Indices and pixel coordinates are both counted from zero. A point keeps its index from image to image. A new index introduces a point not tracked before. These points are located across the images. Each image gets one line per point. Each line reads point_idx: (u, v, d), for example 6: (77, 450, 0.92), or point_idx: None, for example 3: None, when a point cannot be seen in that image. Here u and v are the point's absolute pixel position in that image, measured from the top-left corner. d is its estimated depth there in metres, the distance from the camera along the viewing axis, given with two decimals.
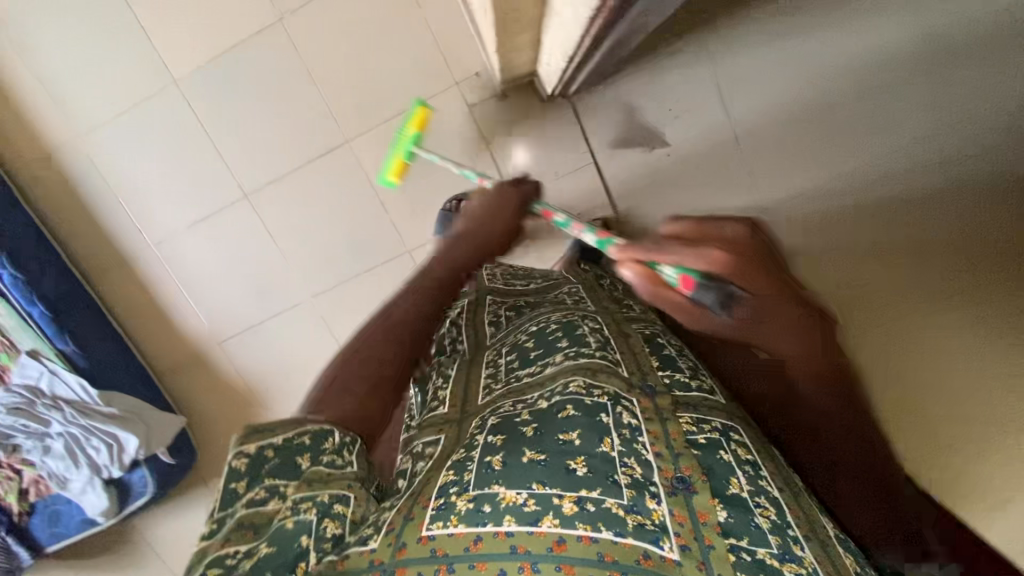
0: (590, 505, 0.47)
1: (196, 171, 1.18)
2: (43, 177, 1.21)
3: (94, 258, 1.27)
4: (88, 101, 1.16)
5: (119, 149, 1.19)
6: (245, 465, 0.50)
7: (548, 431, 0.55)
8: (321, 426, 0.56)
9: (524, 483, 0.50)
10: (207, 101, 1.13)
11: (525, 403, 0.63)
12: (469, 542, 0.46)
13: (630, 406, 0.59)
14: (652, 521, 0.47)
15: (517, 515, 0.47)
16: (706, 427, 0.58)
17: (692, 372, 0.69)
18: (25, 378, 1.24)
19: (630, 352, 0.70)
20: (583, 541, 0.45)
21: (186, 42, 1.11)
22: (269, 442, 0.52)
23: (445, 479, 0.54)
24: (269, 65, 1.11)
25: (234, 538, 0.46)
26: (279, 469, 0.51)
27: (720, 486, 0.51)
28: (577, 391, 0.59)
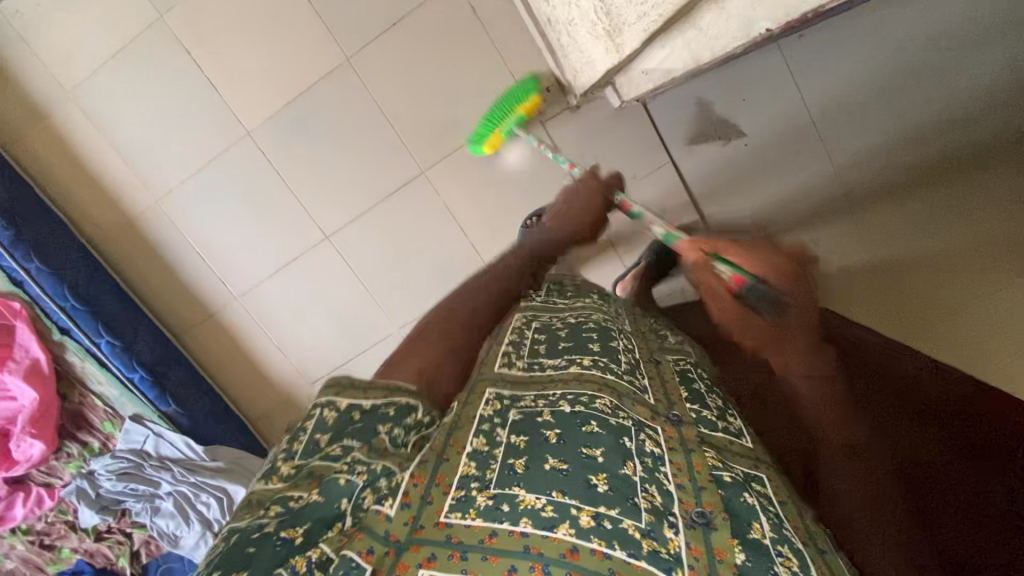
0: (607, 522, 0.47)
1: (276, 218, 1.20)
2: (124, 244, 1.23)
3: (180, 317, 1.28)
4: (165, 164, 1.18)
5: (197, 207, 1.21)
6: (332, 418, 0.54)
7: (572, 436, 0.55)
8: (410, 399, 0.58)
9: (544, 489, 0.50)
10: (282, 151, 1.16)
11: (547, 401, 0.61)
12: (485, 535, 0.46)
13: (653, 435, 0.59)
14: (668, 550, 0.47)
15: (534, 518, 0.47)
16: (734, 471, 0.59)
17: (719, 412, 0.70)
18: (128, 443, 1.23)
19: (659, 380, 0.72)
20: (597, 555, 0.45)
21: (257, 95, 1.13)
22: (357, 404, 0.55)
23: (465, 469, 0.52)
24: (341, 108, 1.13)
25: (302, 483, 0.48)
26: (357, 427, 0.53)
27: (741, 531, 0.51)
28: (602, 408, 0.58)
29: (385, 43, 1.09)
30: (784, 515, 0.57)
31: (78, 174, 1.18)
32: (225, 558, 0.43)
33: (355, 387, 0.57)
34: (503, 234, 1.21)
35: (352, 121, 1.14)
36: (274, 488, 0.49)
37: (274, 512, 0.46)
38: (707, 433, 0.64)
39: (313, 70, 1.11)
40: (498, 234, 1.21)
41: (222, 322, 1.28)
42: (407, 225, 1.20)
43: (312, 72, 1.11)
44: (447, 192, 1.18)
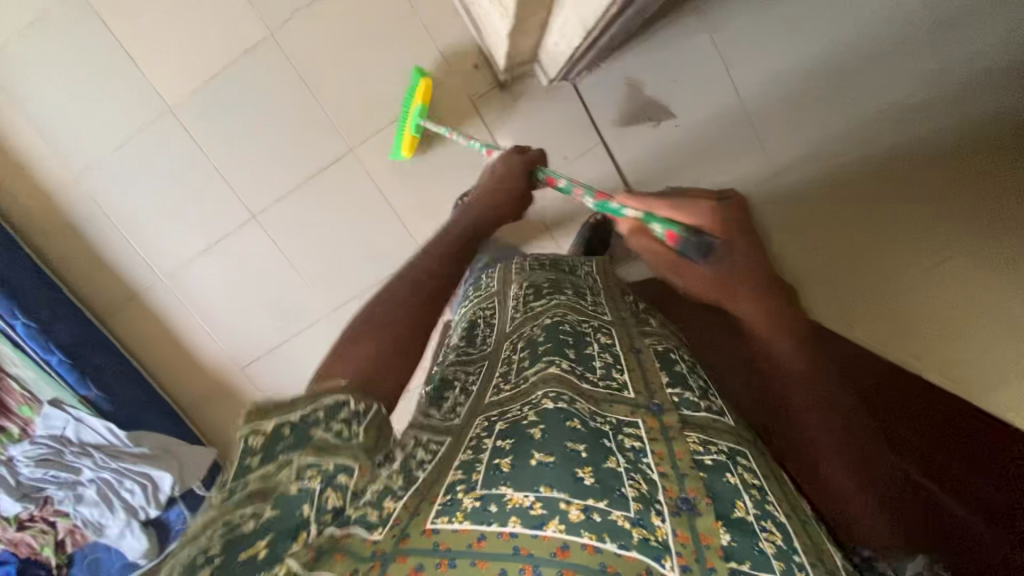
0: (596, 515, 0.42)
1: (201, 195, 1.17)
2: (43, 220, 1.19)
3: (103, 297, 1.24)
4: (84, 139, 1.14)
5: (118, 183, 1.17)
6: (262, 443, 0.44)
7: (554, 432, 0.48)
8: (337, 397, 0.47)
9: (531, 485, 0.44)
10: (204, 127, 1.13)
11: (530, 403, 0.54)
12: (472, 539, 0.40)
13: (633, 432, 0.53)
14: (657, 537, 0.43)
15: (523, 516, 0.41)
16: (714, 448, 0.54)
17: (701, 392, 0.64)
18: (48, 430, 1.18)
19: (640, 370, 0.65)
20: (588, 549, 0.40)
21: (177, 65, 1.09)
22: (288, 418, 0.45)
23: (452, 477, 0.47)
24: (264, 82, 1.10)
25: (240, 501, 0.41)
26: (292, 441, 0.44)
27: (725, 510, 0.47)
28: (582, 407, 0.53)
29: (307, 15, 1.07)
30: (770, 492, 0.52)
31: None
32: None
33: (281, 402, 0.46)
34: (436, 214, 1.19)
35: (277, 95, 1.11)
36: (216, 506, 0.41)
37: (218, 533, 0.39)
38: (689, 415, 0.58)
39: (235, 44, 1.08)
40: (430, 214, 1.19)
41: (150, 304, 1.25)
42: (336, 204, 1.18)
43: (234, 46, 1.08)
44: (377, 171, 1.16)
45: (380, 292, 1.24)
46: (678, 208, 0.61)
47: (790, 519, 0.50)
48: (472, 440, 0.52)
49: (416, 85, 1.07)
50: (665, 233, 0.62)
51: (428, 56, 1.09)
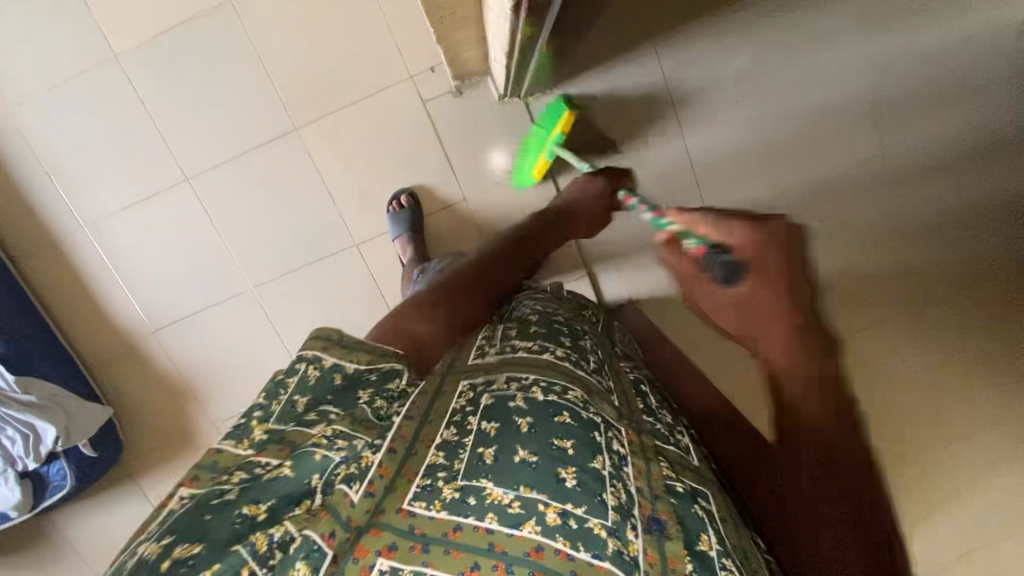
0: (572, 522, 0.47)
1: (136, 150, 1.15)
2: None
3: (18, 236, 1.20)
4: (24, 72, 1.11)
5: (51, 124, 1.14)
6: (314, 381, 0.53)
7: (541, 427, 0.53)
8: (393, 363, 0.56)
9: (512, 483, 0.48)
10: (149, 80, 1.11)
11: (520, 384, 0.58)
12: (449, 529, 0.45)
13: (618, 436, 0.58)
14: (630, 552, 0.48)
15: (499, 513, 0.46)
16: (683, 479, 0.59)
17: (670, 427, 0.68)
18: None
19: (621, 388, 0.69)
20: (560, 555, 0.45)
21: (130, 16, 1.08)
22: (341, 366, 0.54)
23: (434, 459, 0.50)
24: (216, 46, 1.09)
25: (270, 450, 0.47)
26: (338, 391, 0.53)
27: (690, 541, 0.53)
28: (574, 400, 0.58)
29: None
30: (725, 531, 0.57)
31: None
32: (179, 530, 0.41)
33: (338, 347, 0.55)
34: (374, 207, 1.19)
35: (227, 62, 1.10)
36: (240, 453, 0.48)
37: (239, 477, 0.45)
38: (663, 448, 0.62)
39: (191, 4, 1.07)
40: (369, 206, 1.18)
41: (68, 250, 1.20)
42: (273, 179, 1.16)
43: (191, 6, 1.07)
44: (319, 154, 1.15)
45: (307, 274, 1.23)
46: (713, 225, 0.61)
47: (741, 554, 0.55)
48: (455, 417, 0.55)
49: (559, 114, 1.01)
50: (695, 246, 0.63)
51: (386, 50, 1.10)
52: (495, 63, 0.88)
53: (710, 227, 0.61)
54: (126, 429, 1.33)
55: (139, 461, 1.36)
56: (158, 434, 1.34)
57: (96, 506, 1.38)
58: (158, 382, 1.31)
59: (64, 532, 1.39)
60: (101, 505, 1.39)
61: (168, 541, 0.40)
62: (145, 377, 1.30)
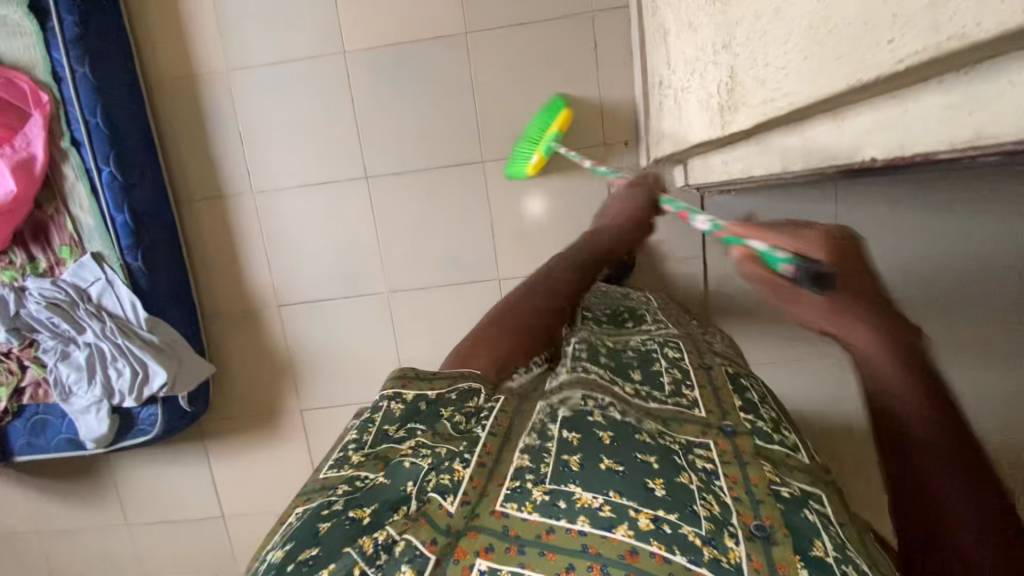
0: (665, 526, 0.46)
1: (329, 138, 1.20)
2: (173, 94, 1.20)
3: (189, 183, 1.24)
4: (255, 43, 1.17)
5: (260, 94, 1.19)
6: (400, 410, 0.62)
7: (623, 442, 0.54)
8: (470, 386, 0.66)
9: (600, 489, 0.49)
10: (367, 82, 1.17)
11: (596, 402, 0.60)
12: (542, 530, 0.45)
13: (703, 452, 0.59)
14: (728, 560, 0.45)
15: (591, 516, 0.46)
16: (789, 486, 0.57)
17: (774, 424, 0.68)
18: (75, 278, 1.18)
19: (711, 392, 0.70)
20: (656, 558, 0.44)
21: (368, 22, 1.15)
22: (423, 396, 0.64)
23: (520, 462, 0.52)
24: (437, 69, 1.16)
25: (367, 467, 0.55)
26: (422, 414, 0.62)
27: (803, 546, 0.49)
28: (653, 430, 0.59)
29: (501, 34, 1.14)
30: (844, 536, 0.54)
31: (165, 9, 1.16)
32: (299, 533, 0.46)
33: (420, 377, 0.67)
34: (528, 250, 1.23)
35: (443, 86, 1.17)
36: (345, 472, 0.54)
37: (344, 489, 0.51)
38: (760, 446, 0.62)
39: (428, 28, 1.14)
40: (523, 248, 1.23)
41: (233, 210, 1.25)
42: (445, 199, 1.21)
43: (430, 30, 1.14)
44: (495, 189, 1.20)
45: (441, 294, 1.26)
46: (791, 234, 0.60)
47: (869, 568, 0.51)
48: (535, 426, 0.57)
49: (559, 110, 1.11)
50: (782, 262, 0.57)
51: (587, 115, 1.16)
52: (715, 166, 0.94)
53: (786, 236, 0.60)
54: (217, 391, 1.33)
55: (213, 426, 1.36)
56: (244, 403, 1.34)
57: (158, 456, 1.37)
58: (262, 355, 1.31)
59: (117, 473, 1.38)
60: (162, 456, 1.38)
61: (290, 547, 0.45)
62: (253, 347, 1.31)
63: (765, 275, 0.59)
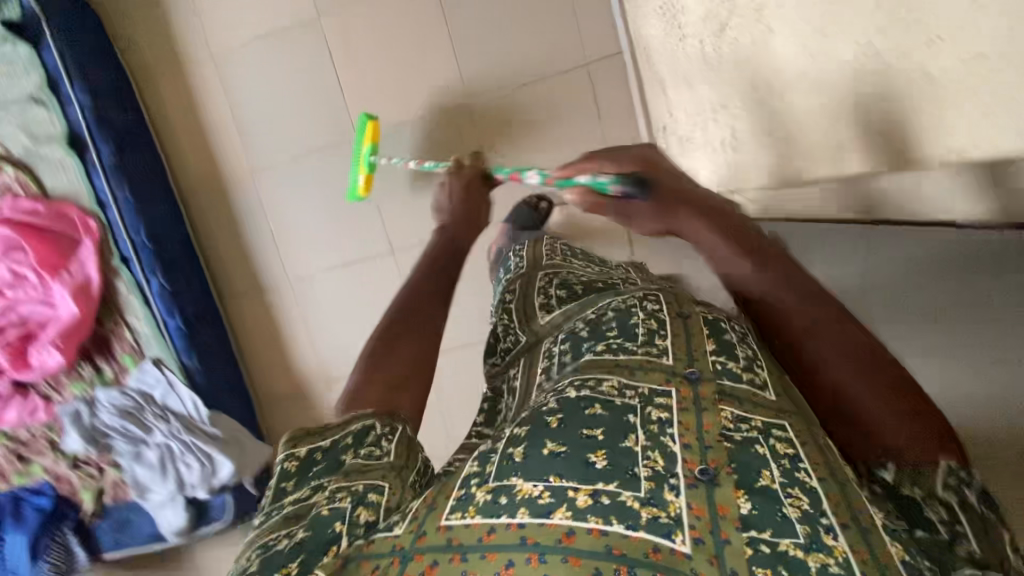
0: (603, 498, 0.43)
1: (351, 219, 1.26)
2: (207, 202, 1.29)
3: (231, 283, 1.33)
4: (272, 142, 1.24)
5: (284, 190, 1.26)
6: (295, 467, 0.49)
7: (571, 420, 0.51)
8: (365, 423, 0.53)
9: (540, 475, 0.46)
10: (381, 163, 1.23)
11: (559, 392, 0.56)
12: (481, 534, 0.42)
13: (661, 403, 0.52)
14: (668, 513, 0.42)
15: (530, 507, 0.43)
16: (748, 424, 0.51)
17: (749, 359, 0.58)
18: (141, 384, 1.27)
19: (684, 335, 0.61)
20: (592, 534, 0.41)
21: (375, 108, 1.21)
22: (316, 445, 0.51)
23: (468, 470, 0.49)
24: (446, 142, 1.20)
25: (278, 526, 0.45)
26: (322, 466, 0.49)
27: (748, 481, 0.45)
28: (608, 391, 0.54)
29: (501, 100, 1.18)
30: (807, 458, 0.48)
31: (191, 128, 1.26)
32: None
33: (311, 433, 0.52)
34: None
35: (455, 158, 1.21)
36: (254, 539, 0.45)
37: (252, 555, 0.43)
38: (728, 387, 0.54)
39: (433, 105, 1.19)
40: None
41: (272, 298, 1.32)
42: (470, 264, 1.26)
43: (434, 104, 1.19)
44: None
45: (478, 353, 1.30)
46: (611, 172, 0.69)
47: (822, 484, 0.46)
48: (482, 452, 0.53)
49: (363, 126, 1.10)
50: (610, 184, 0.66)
51: None
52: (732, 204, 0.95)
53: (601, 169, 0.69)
54: None
55: None
56: None
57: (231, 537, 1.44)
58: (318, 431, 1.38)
59: (197, 556, 1.46)
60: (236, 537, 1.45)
61: None
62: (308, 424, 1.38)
63: (598, 202, 0.66)
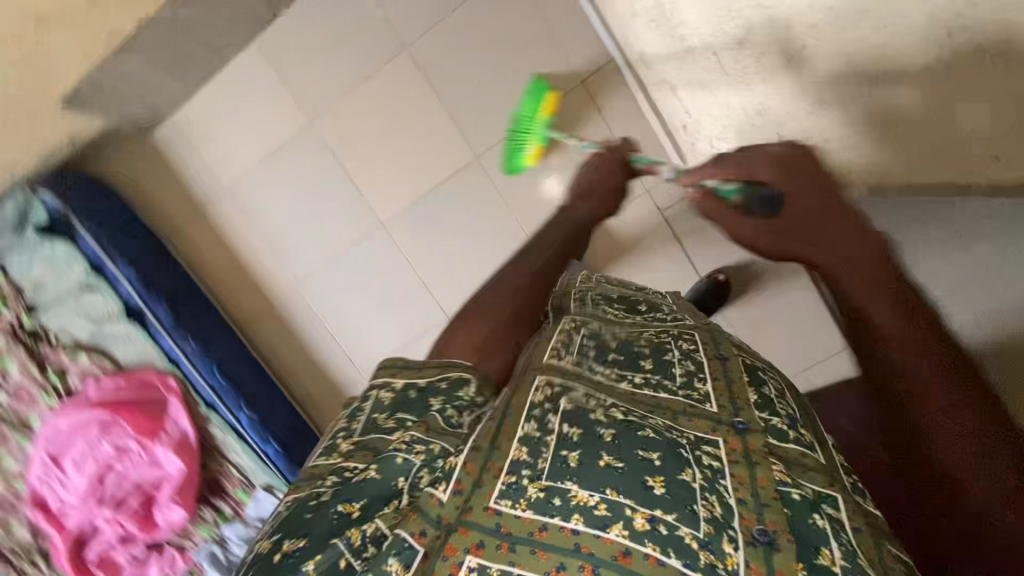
0: (661, 527, 0.42)
1: (403, 298, 1.28)
2: (265, 325, 1.33)
3: (309, 392, 1.37)
4: (307, 250, 1.27)
5: (330, 290, 1.29)
6: (389, 399, 0.54)
7: (626, 440, 0.48)
8: (462, 373, 0.57)
9: (597, 486, 0.44)
10: (412, 240, 1.24)
11: (601, 402, 0.53)
12: (535, 529, 0.42)
13: (711, 448, 0.51)
14: (725, 565, 0.42)
15: (586, 515, 0.43)
16: (803, 484, 0.49)
17: (791, 418, 0.56)
18: (260, 511, 1.32)
19: (725, 381, 0.59)
20: (649, 561, 0.41)
21: (392, 188, 1.22)
22: (413, 383, 0.56)
23: (516, 453, 0.47)
24: (468, 201, 1.21)
25: (357, 455, 0.49)
26: (410, 406, 0.53)
27: (807, 554, 0.44)
28: (659, 425, 0.52)
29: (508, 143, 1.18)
30: (858, 544, 0.46)
31: (230, 261, 1.30)
32: (290, 515, 0.46)
33: (408, 367, 0.58)
34: None
35: (481, 213, 1.22)
36: (331, 460, 0.50)
37: (331, 481, 0.48)
38: (774, 445, 0.52)
39: (445, 168, 1.20)
40: None
41: (341, 399, 1.36)
42: None
43: (445, 167, 1.20)
44: None
45: None
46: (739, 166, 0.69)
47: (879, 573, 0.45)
48: (532, 408, 0.51)
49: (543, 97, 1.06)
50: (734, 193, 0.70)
51: None
52: None
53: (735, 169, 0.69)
54: None
55: None
56: None
57: None
58: None
59: None
60: None
61: (278, 538, 0.44)
62: None
63: (725, 211, 0.70)
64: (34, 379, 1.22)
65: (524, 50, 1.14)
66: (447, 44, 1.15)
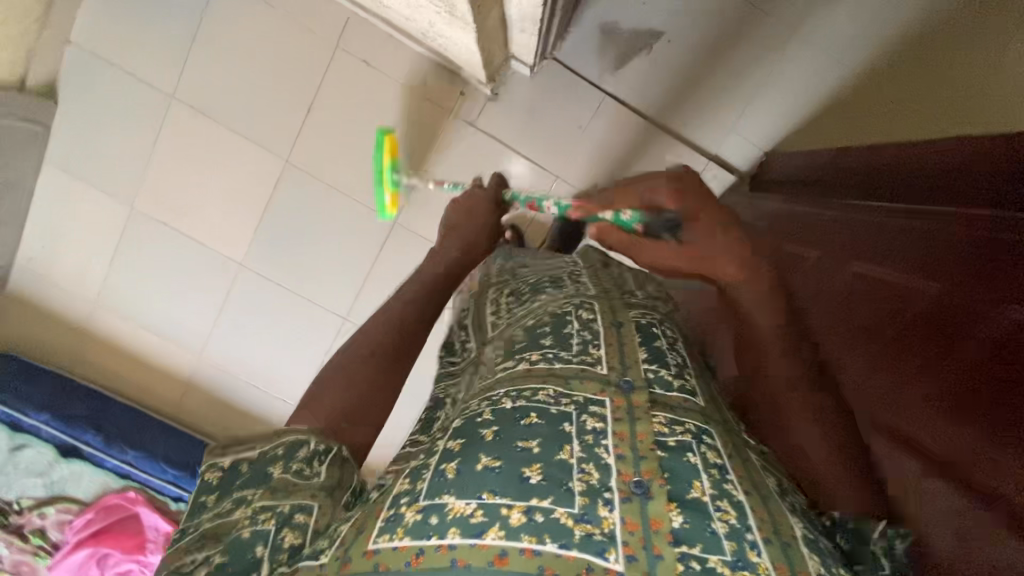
0: (539, 516, 0.36)
1: (295, 320, 1.27)
2: (194, 407, 1.35)
3: None
4: (193, 322, 1.29)
5: (232, 346, 1.30)
6: (219, 478, 0.45)
7: (507, 432, 0.42)
8: (302, 434, 0.47)
9: (475, 491, 0.38)
10: (270, 263, 1.24)
11: (489, 399, 0.46)
12: (411, 557, 0.35)
13: (598, 411, 0.44)
14: (602, 530, 0.36)
15: (462, 525, 0.36)
16: (680, 427, 0.44)
17: (679, 368, 0.53)
18: None
19: (617, 345, 0.52)
20: (525, 553, 0.34)
21: (231, 227, 1.23)
22: (242, 456, 0.46)
23: (400, 488, 0.41)
24: (299, 202, 1.20)
25: (192, 545, 0.41)
26: (249, 478, 0.44)
27: (679, 492, 0.39)
28: (542, 397, 0.45)
29: (305, 133, 1.17)
30: (734, 468, 0.43)
31: (136, 364, 1.33)
32: None
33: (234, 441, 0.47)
34: None
35: (319, 209, 1.20)
36: (177, 553, 0.41)
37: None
38: (660, 396, 0.47)
39: (266, 185, 1.20)
40: None
41: None
42: (405, 270, 1.23)
43: (265, 183, 1.20)
44: (423, 228, 1.21)
45: None
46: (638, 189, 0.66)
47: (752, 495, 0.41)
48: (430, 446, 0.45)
49: None
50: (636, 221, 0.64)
51: (417, 106, 1.15)
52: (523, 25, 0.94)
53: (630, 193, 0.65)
54: None
55: None
56: None
57: None
58: None
59: None
60: None
61: None
62: None
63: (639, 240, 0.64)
64: (25, 550, 1.21)
65: (275, 40, 1.12)
66: (207, 72, 1.14)
